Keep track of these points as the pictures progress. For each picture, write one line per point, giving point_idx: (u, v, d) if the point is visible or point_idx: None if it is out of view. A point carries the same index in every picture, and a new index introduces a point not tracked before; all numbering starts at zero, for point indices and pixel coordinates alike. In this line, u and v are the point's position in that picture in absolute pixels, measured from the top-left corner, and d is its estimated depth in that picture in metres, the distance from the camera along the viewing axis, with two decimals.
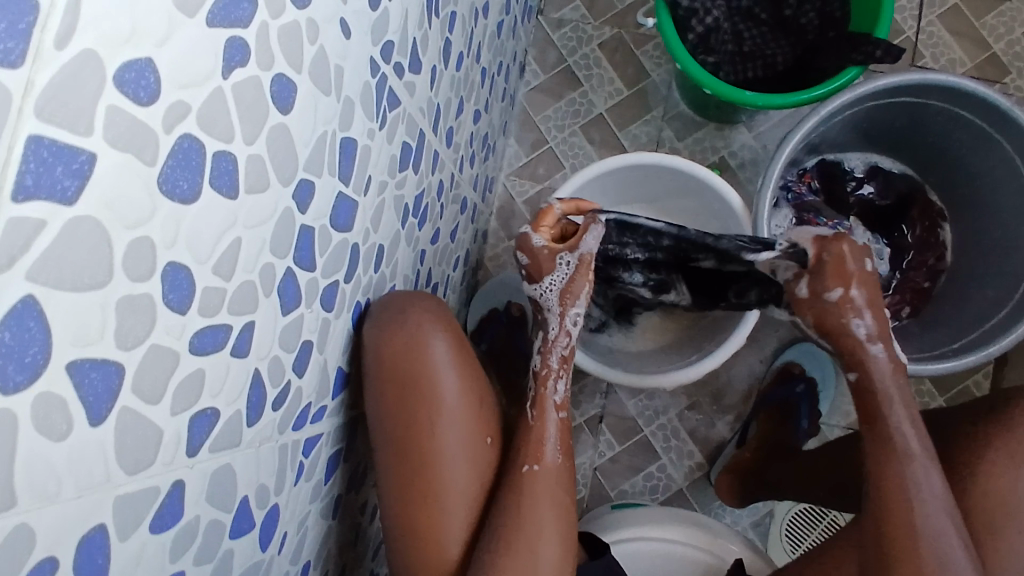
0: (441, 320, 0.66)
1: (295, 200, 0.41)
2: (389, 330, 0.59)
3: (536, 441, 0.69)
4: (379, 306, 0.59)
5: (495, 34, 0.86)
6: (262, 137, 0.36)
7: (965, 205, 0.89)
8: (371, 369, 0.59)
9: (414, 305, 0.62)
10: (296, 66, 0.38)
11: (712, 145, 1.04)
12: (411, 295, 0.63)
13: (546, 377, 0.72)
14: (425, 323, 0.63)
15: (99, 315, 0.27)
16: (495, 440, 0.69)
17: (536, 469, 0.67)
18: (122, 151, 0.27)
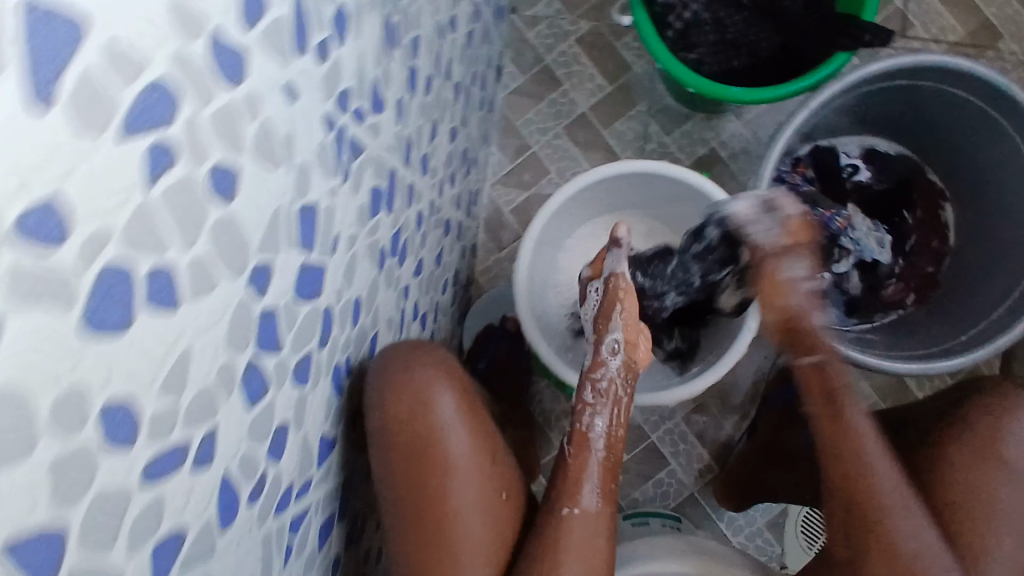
0: (452, 373, 0.66)
1: (251, 288, 0.38)
2: (392, 387, 0.59)
3: (574, 479, 0.66)
4: (381, 365, 0.59)
5: (466, 45, 0.82)
6: (204, 237, 0.33)
7: (967, 185, 0.85)
8: (375, 428, 0.59)
9: (420, 360, 0.63)
10: (235, 149, 0.35)
11: (702, 137, 1.00)
12: (417, 349, 0.63)
13: (580, 409, 0.69)
14: (432, 376, 0.63)
15: (30, 488, 0.25)
16: (515, 495, 0.66)
17: (574, 511, 0.64)
18: (31, 310, 0.24)
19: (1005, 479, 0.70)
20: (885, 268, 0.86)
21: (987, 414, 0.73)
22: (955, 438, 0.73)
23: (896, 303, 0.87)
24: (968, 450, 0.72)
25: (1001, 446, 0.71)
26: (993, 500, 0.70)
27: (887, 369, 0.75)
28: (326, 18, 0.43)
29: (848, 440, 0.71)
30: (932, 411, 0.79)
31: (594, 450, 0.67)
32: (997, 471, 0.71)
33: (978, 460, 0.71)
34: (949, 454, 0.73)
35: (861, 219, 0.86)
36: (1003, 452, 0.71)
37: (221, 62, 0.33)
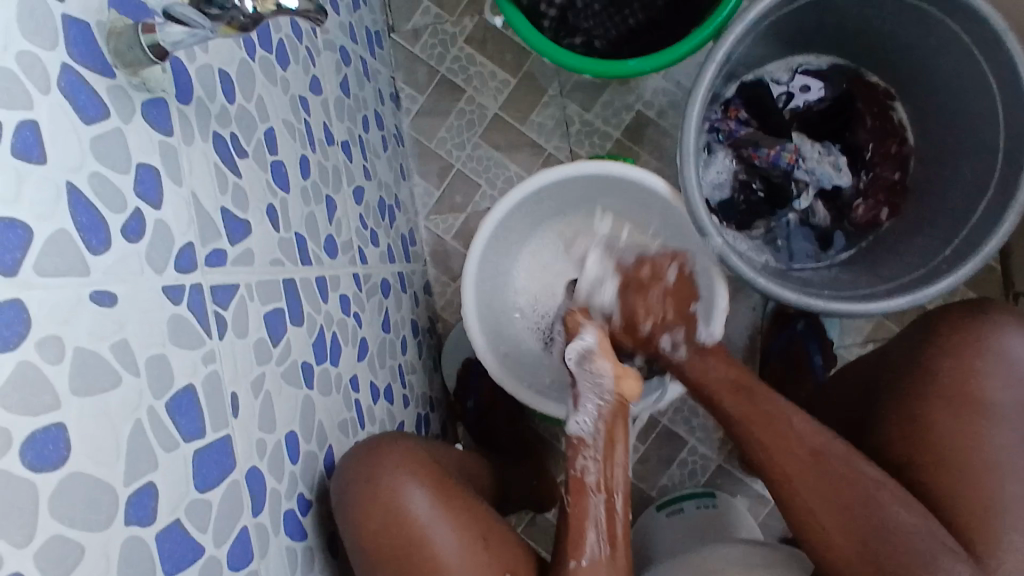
0: (425, 465, 0.63)
1: (133, 521, 0.35)
2: (359, 504, 0.57)
3: (577, 529, 0.64)
4: (347, 470, 0.57)
5: (342, 96, 0.76)
6: (44, 518, 0.30)
7: (911, 80, 0.78)
8: (356, 549, 0.57)
9: (381, 462, 0.59)
10: (51, 405, 0.31)
11: (624, 103, 0.94)
12: (375, 450, 0.60)
13: (574, 457, 0.68)
14: (398, 475, 0.60)
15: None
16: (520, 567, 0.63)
17: (581, 563, 0.62)
18: None
19: (996, 423, 0.63)
20: (847, 191, 0.83)
21: (954, 356, 0.66)
22: (926, 392, 0.66)
23: (871, 224, 0.82)
24: (940, 404, 0.65)
25: (977, 387, 0.64)
26: (986, 454, 0.62)
27: (871, 309, 0.68)
28: (124, 192, 0.38)
29: (753, 421, 0.69)
30: (901, 356, 0.71)
31: (593, 495, 0.66)
32: (982, 420, 0.63)
33: (955, 409, 0.64)
34: (926, 409, 0.65)
35: (809, 146, 0.84)
36: (982, 393, 0.64)
37: None
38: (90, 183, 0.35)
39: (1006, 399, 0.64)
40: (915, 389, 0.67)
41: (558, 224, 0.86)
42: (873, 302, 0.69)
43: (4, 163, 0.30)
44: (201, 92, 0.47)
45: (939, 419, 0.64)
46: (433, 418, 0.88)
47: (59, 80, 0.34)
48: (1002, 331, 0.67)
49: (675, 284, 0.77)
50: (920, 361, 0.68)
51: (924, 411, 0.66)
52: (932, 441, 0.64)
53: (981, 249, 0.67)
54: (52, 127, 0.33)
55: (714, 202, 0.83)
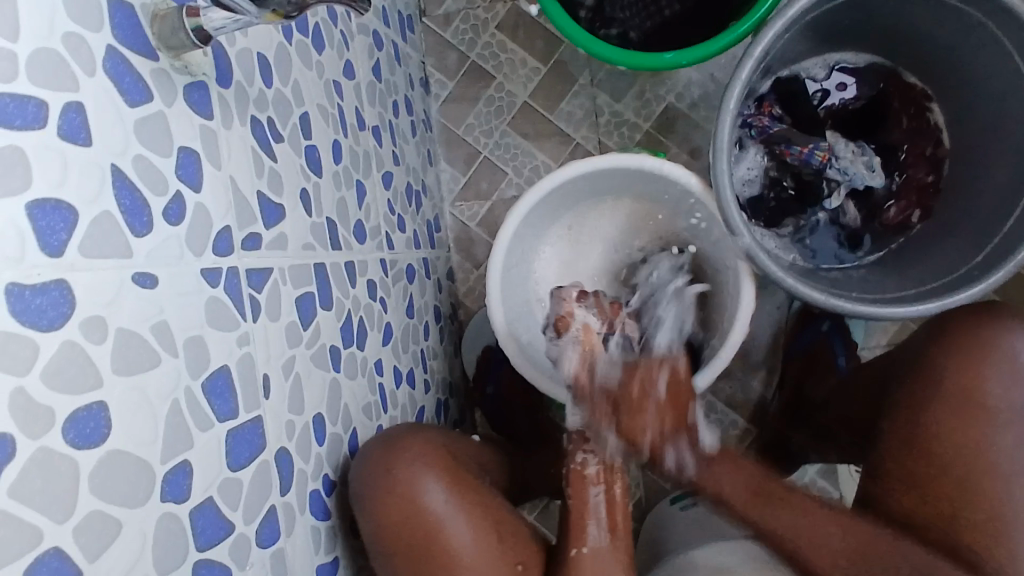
0: (439, 459, 0.61)
1: (169, 498, 0.35)
2: (378, 494, 0.56)
3: (578, 520, 0.65)
4: (362, 465, 0.56)
5: (374, 80, 0.76)
6: (85, 494, 0.30)
7: (950, 81, 0.77)
8: (373, 539, 0.56)
9: (400, 454, 0.58)
10: (94, 383, 0.31)
11: (655, 94, 0.93)
12: (395, 443, 0.59)
13: (575, 450, 0.68)
14: (416, 470, 0.58)
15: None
16: (531, 560, 0.62)
17: (584, 551, 0.63)
18: None
19: (999, 427, 0.61)
20: (880, 190, 0.81)
21: (960, 362, 0.63)
22: (931, 399, 0.64)
23: (902, 226, 0.81)
24: (945, 411, 0.63)
25: (982, 393, 0.62)
26: (989, 458, 0.61)
27: (900, 313, 0.68)
28: (166, 175, 0.38)
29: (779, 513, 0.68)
30: (909, 356, 0.69)
31: (592, 484, 0.66)
32: (986, 424, 0.61)
33: (961, 411, 0.62)
34: (930, 415, 0.64)
35: (842, 142, 0.81)
36: (986, 400, 0.62)
37: (32, 311, 0.29)
38: (133, 167, 0.36)
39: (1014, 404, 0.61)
40: (919, 394, 0.65)
41: (584, 214, 0.86)
42: (899, 307, 0.69)
43: (52, 149, 0.31)
44: (240, 76, 0.47)
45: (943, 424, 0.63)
46: (452, 403, 0.89)
47: (103, 64, 0.34)
48: (1011, 338, 0.63)
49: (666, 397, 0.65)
50: (926, 363, 0.66)
51: (924, 405, 0.65)
52: (932, 446, 0.63)
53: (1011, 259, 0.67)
54: (96, 111, 0.34)
55: (743, 198, 0.83)
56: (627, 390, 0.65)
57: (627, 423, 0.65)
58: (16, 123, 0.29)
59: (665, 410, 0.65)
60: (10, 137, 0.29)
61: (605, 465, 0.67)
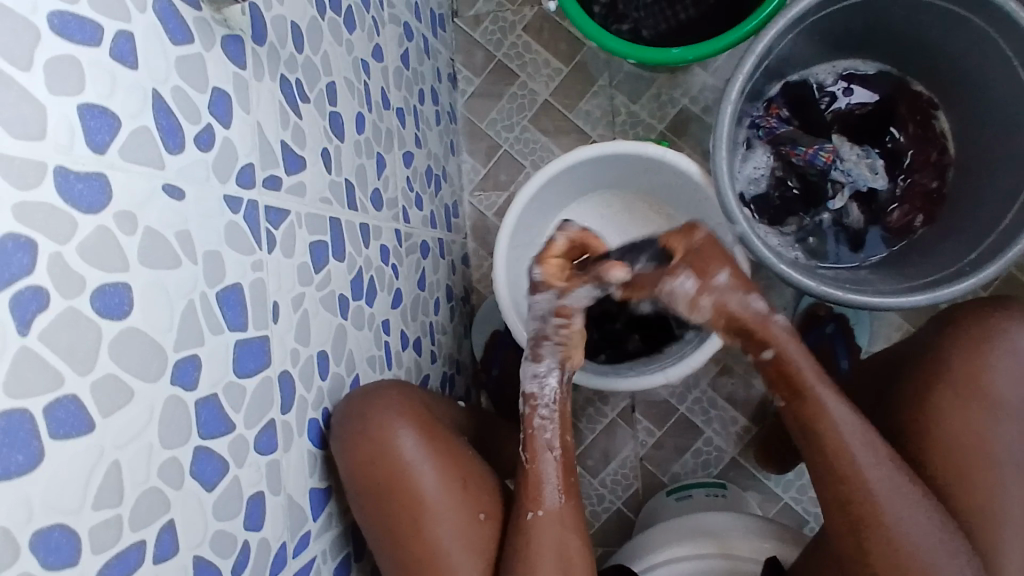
0: (409, 410, 0.63)
1: (178, 383, 0.40)
2: (353, 437, 0.57)
3: (534, 486, 0.63)
4: (341, 414, 0.57)
5: (402, 67, 0.81)
6: (104, 356, 0.35)
7: (957, 91, 0.79)
8: (345, 481, 0.57)
9: (376, 402, 0.60)
10: (119, 268, 0.36)
11: (670, 97, 0.97)
12: (371, 393, 0.60)
13: (532, 414, 0.66)
14: (391, 418, 0.60)
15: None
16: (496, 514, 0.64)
17: (540, 514, 0.62)
18: None
19: (996, 417, 0.63)
20: (884, 193, 0.84)
21: (968, 350, 0.65)
22: (939, 383, 0.65)
23: (905, 229, 0.83)
24: (949, 396, 0.64)
25: (986, 378, 0.64)
26: (985, 438, 0.62)
27: (890, 303, 0.70)
28: (200, 109, 0.44)
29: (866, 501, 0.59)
30: (916, 350, 0.70)
31: (549, 453, 0.65)
32: (986, 415, 0.63)
33: (964, 395, 0.64)
34: (934, 405, 0.65)
35: (847, 146, 0.84)
36: (988, 387, 0.63)
37: (74, 194, 0.34)
38: (171, 95, 0.41)
39: (1015, 398, 0.63)
40: (924, 379, 0.66)
41: (593, 202, 0.89)
42: (889, 298, 0.71)
43: (102, 64, 0.36)
44: (273, 38, 0.53)
45: (944, 417, 0.64)
46: (458, 380, 0.93)
47: (153, 4, 0.40)
48: (1015, 331, 0.65)
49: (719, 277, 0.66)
50: (932, 354, 0.67)
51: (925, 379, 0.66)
52: (931, 441, 0.64)
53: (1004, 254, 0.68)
54: (143, 41, 0.39)
55: (748, 196, 0.85)
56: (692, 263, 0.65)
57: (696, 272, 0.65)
58: (76, 38, 0.35)
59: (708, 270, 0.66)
60: (68, 49, 0.34)
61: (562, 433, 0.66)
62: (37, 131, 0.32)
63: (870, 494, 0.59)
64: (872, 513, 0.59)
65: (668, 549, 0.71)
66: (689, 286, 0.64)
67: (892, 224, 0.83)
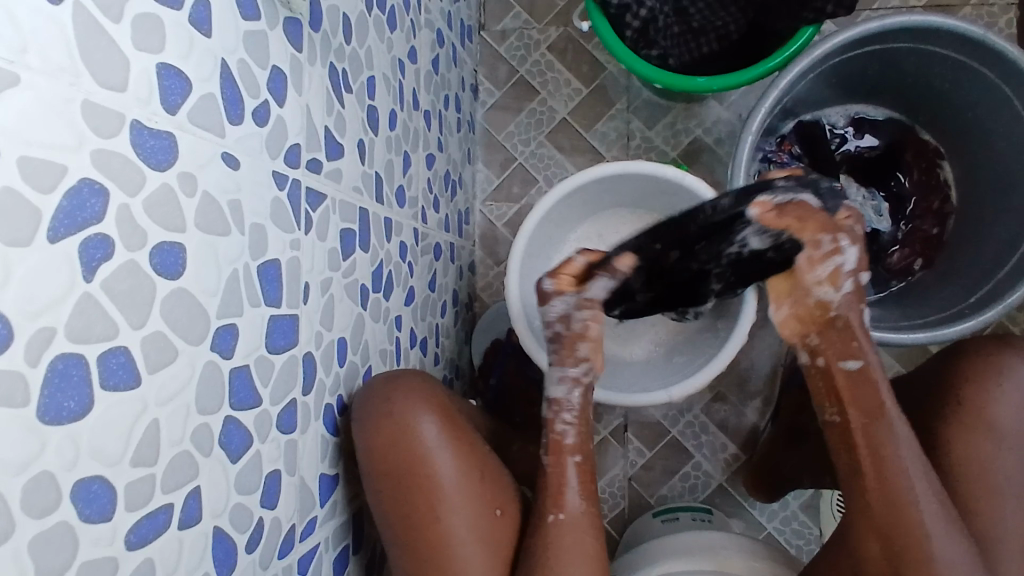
0: (432, 399, 0.64)
1: (216, 349, 0.40)
2: (375, 418, 0.58)
3: (555, 487, 0.64)
4: (362, 398, 0.59)
5: (432, 72, 0.83)
6: (156, 313, 0.35)
7: (962, 142, 0.84)
8: (363, 463, 0.59)
9: (399, 386, 0.61)
10: (176, 228, 0.37)
11: (685, 127, 1.00)
12: (396, 378, 0.62)
13: (554, 420, 0.67)
14: (414, 405, 0.61)
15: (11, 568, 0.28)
16: (511, 510, 0.65)
17: (561, 517, 0.63)
18: None
19: (999, 441, 0.65)
20: (886, 235, 0.87)
21: (976, 380, 0.67)
22: (948, 412, 0.67)
23: (904, 270, 0.86)
24: (958, 425, 0.66)
25: (992, 410, 0.65)
26: (990, 468, 0.64)
27: (892, 339, 0.74)
28: (260, 84, 0.45)
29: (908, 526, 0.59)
30: (926, 375, 0.73)
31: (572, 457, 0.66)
32: (987, 438, 0.65)
33: (970, 426, 0.66)
34: (938, 432, 0.67)
35: (854, 187, 0.87)
36: (992, 417, 0.65)
37: (146, 149, 0.34)
38: (237, 67, 0.42)
39: (1014, 422, 0.65)
40: (938, 406, 0.68)
41: (603, 219, 0.91)
42: (891, 333, 0.75)
43: (182, 27, 0.37)
44: (327, 26, 0.54)
45: (950, 442, 0.66)
46: (456, 385, 0.93)
47: None
48: (1016, 364, 0.67)
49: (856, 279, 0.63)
50: (946, 381, 0.69)
51: (939, 405, 0.68)
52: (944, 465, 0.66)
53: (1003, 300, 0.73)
54: (219, 12, 0.40)
55: None
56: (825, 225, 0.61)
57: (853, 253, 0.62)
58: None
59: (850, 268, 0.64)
60: (154, 7, 0.35)
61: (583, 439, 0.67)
62: (121, 83, 0.33)
63: (917, 520, 0.59)
64: (914, 539, 0.59)
65: (662, 562, 0.72)
66: (844, 264, 0.62)
67: (892, 265, 0.86)
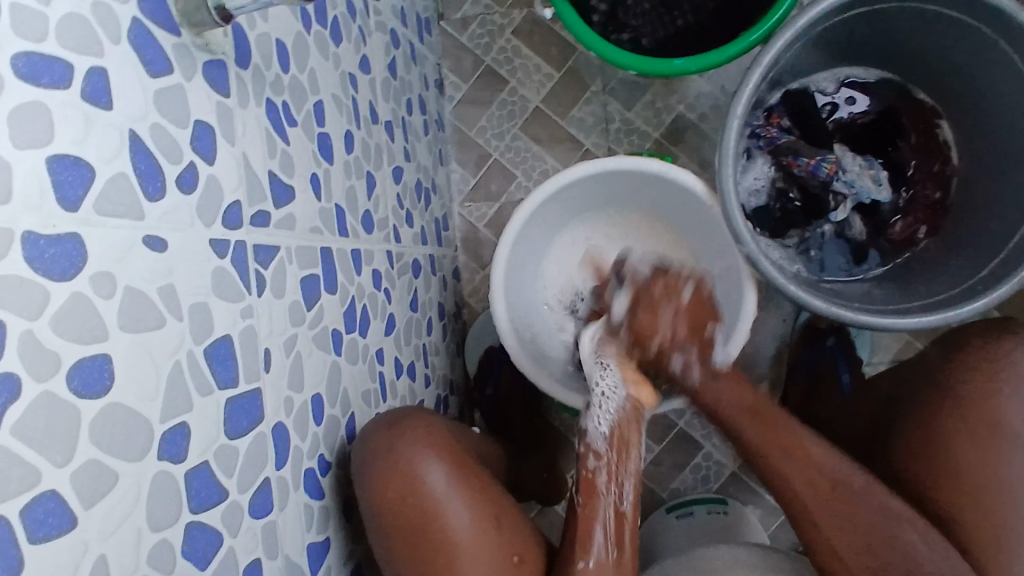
0: (439, 442, 0.62)
1: (166, 457, 0.36)
2: (378, 473, 0.57)
3: (583, 529, 0.63)
4: (362, 449, 0.57)
5: (390, 77, 0.77)
6: (85, 441, 0.31)
7: (960, 100, 0.79)
8: (371, 517, 0.57)
9: (401, 434, 0.60)
10: (97, 339, 0.32)
11: (666, 104, 0.94)
12: (400, 423, 0.60)
13: (587, 451, 0.67)
14: (419, 450, 0.60)
15: None
16: (529, 554, 0.63)
17: (590, 564, 0.61)
18: None
19: (1010, 450, 0.62)
20: (887, 206, 0.84)
21: (981, 379, 0.65)
22: (950, 412, 0.65)
23: (908, 241, 0.83)
24: (964, 428, 0.64)
25: (999, 411, 0.63)
26: (997, 474, 0.62)
27: (901, 324, 0.69)
28: (182, 145, 0.40)
29: (791, 447, 0.68)
30: (922, 374, 0.71)
31: (603, 496, 0.65)
32: (1000, 447, 0.62)
33: (973, 428, 0.64)
34: (946, 438, 0.65)
35: (850, 157, 0.84)
36: (1000, 417, 0.63)
37: (45, 261, 0.30)
38: (151, 133, 0.37)
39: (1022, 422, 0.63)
40: (938, 407, 0.67)
41: (608, 211, 0.87)
42: (899, 318, 0.70)
43: (73, 107, 0.32)
44: (258, 58, 0.48)
45: (962, 451, 0.63)
46: (451, 401, 0.90)
47: (128, 32, 0.36)
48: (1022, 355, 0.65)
49: (688, 304, 0.75)
50: (944, 381, 0.67)
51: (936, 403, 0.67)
52: (950, 474, 0.64)
53: (1010, 278, 0.68)
54: (118, 76, 0.35)
55: (749, 208, 0.85)
56: (652, 287, 0.77)
57: (644, 321, 0.75)
58: (43, 81, 0.30)
59: (686, 316, 0.74)
60: (36, 93, 0.30)
61: (619, 476, 0.65)
62: (3, 194, 0.28)
63: (809, 458, 0.67)
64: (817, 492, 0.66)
65: None
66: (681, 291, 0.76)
67: (896, 234, 0.83)
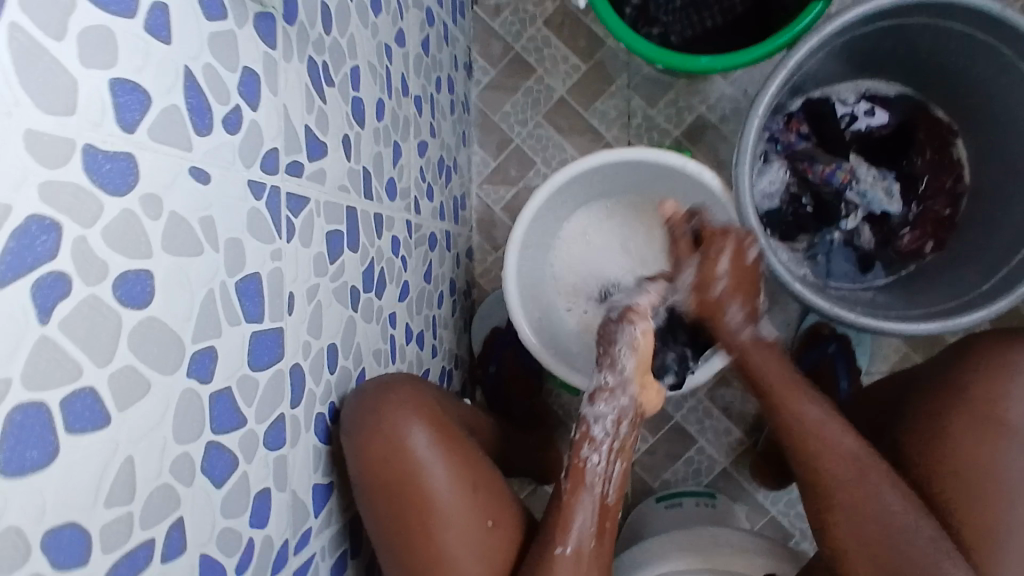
0: (421, 408, 0.63)
1: (194, 376, 0.39)
2: (367, 435, 0.58)
3: (564, 513, 0.65)
4: (353, 406, 0.58)
5: (422, 54, 0.79)
6: (123, 346, 0.33)
7: (977, 119, 0.81)
8: (355, 477, 0.58)
9: (389, 399, 0.61)
10: (141, 255, 0.34)
11: (687, 104, 0.96)
12: (387, 388, 0.61)
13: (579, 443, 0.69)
14: (405, 416, 0.61)
15: None
16: (504, 522, 0.65)
17: (567, 551, 0.63)
18: None
19: (1007, 444, 0.64)
20: (898, 217, 0.85)
21: (987, 378, 0.67)
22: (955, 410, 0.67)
23: (915, 253, 0.84)
24: (967, 422, 0.65)
25: (1003, 408, 0.65)
26: (1002, 478, 0.63)
27: (902, 329, 0.71)
28: (229, 88, 0.42)
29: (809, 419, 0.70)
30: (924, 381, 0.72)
31: (588, 490, 0.67)
32: (1001, 442, 0.64)
33: (979, 428, 0.65)
34: (951, 440, 0.66)
35: (864, 168, 0.86)
36: (1003, 414, 0.65)
37: (102, 175, 0.32)
38: (203, 73, 0.39)
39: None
40: (943, 401, 0.68)
41: (624, 202, 0.89)
42: (903, 324, 0.72)
43: (135, 37, 0.34)
44: (304, 17, 0.51)
45: (965, 451, 0.65)
46: (456, 375, 0.92)
47: None
48: None
49: (741, 266, 0.74)
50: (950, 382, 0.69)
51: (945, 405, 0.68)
52: (951, 472, 0.65)
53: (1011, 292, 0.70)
54: (177, 14, 0.37)
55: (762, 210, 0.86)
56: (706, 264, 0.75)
57: (706, 269, 0.75)
58: (111, 8, 0.33)
59: (743, 278, 0.75)
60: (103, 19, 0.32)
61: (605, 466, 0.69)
62: (70, 106, 0.30)
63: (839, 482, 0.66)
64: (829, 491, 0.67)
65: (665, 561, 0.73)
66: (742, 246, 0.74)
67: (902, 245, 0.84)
